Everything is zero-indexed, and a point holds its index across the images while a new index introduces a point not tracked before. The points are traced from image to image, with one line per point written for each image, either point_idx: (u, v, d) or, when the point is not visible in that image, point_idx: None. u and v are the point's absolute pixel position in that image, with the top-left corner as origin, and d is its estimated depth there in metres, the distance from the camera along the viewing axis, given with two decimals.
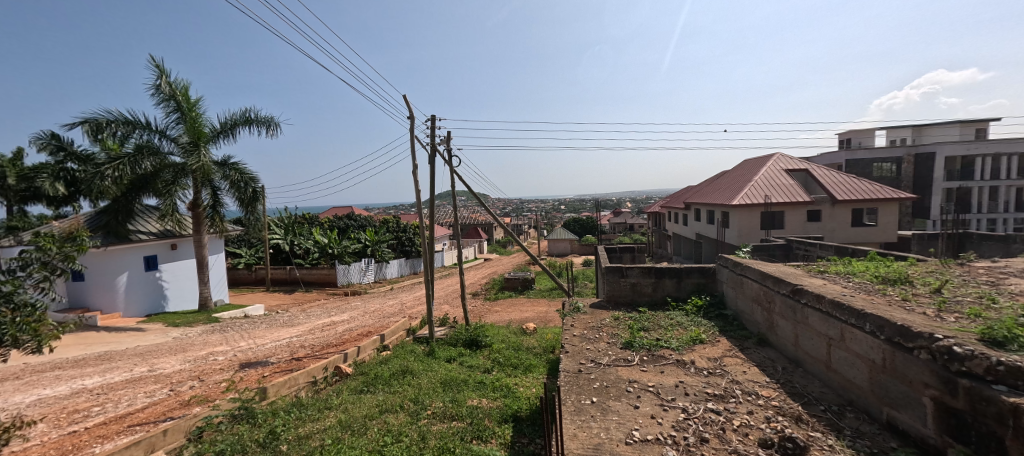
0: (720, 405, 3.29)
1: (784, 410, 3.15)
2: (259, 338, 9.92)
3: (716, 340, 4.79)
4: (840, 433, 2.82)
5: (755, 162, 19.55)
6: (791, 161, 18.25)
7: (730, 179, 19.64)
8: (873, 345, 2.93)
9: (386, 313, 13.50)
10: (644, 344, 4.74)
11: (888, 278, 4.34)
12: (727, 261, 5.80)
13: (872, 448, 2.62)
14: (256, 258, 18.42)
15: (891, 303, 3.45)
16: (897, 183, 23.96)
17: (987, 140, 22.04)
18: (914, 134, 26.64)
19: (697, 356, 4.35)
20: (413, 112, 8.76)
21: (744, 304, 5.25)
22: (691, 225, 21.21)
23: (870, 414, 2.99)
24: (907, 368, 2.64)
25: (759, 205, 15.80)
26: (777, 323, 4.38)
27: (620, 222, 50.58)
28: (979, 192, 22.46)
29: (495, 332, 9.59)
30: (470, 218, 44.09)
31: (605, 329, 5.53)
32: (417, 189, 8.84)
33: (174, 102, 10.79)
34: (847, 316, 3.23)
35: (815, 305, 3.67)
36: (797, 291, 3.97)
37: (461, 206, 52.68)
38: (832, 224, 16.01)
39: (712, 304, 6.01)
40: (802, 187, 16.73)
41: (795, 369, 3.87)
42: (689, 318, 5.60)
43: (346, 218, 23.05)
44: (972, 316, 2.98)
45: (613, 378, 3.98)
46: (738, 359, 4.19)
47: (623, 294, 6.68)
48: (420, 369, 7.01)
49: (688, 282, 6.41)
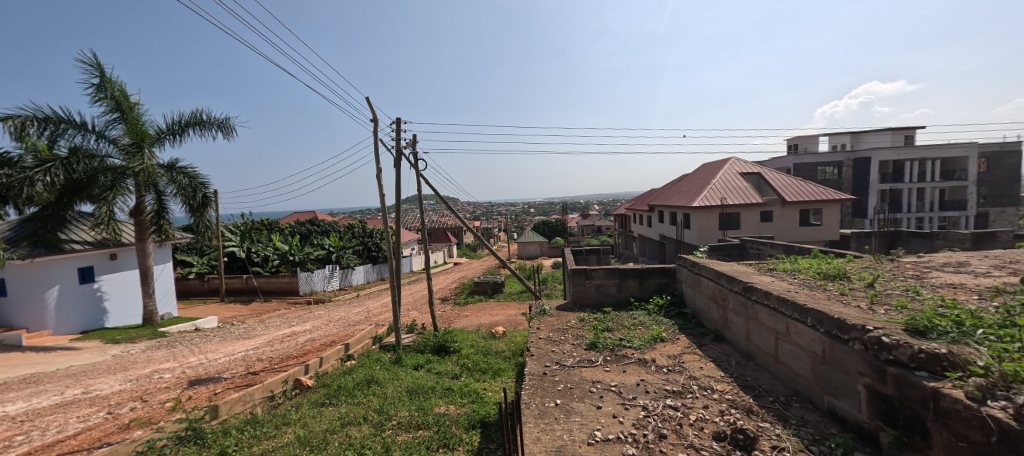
0: (678, 401, 3.40)
1: (736, 403, 3.30)
2: (211, 353, 9.30)
3: (676, 338, 4.96)
4: (786, 422, 2.98)
5: (713, 165, 20.51)
6: (746, 165, 19.26)
7: (690, 182, 20.51)
8: (815, 339, 3.12)
9: (351, 321, 13.03)
10: (608, 345, 4.83)
11: (828, 274, 4.65)
12: (686, 261, 6.00)
13: (814, 435, 2.80)
14: (208, 266, 17.35)
15: (830, 298, 3.70)
16: (839, 186, 25.92)
17: (915, 146, 24.15)
18: (852, 140, 28.86)
19: (658, 355, 4.48)
20: (377, 115, 8.59)
21: (701, 302, 5.46)
22: (655, 226, 21.94)
23: (813, 403, 3.18)
24: (844, 358, 2.82)
25: (717, 207, 16.58)
26: (731, 320, 4.57)
27: (589, 224, 51.58)
28: (909, 193, 24.54)
29: (464, 337, 9.47)
30: (439, 222, 43.53)
31: (571, 331, 5.59)
32: (383, 193, 8.65)
33: (113, 100, 9.98)
34: (792, 311, 3.43)
35: (764, 301, 3.87)
36: (748, 288, 4.17)
37: (430, 210, 51.99)
38: (783, 223, 17.03)
39: (672, 303, 6.22)
40: (756, 190, 17.71)
41: (748, 363, 4.06)
42: (651, 317, 5.76)
43: (309, 224, 22.17)
44: (898, 308, 3.25)
45: (577, 379, 4.03)
46: (696, 356, 4.36)
47: (588, 295, 6.79)
48: (386, 378, 6.80)
49: (650, 283, 6.61)
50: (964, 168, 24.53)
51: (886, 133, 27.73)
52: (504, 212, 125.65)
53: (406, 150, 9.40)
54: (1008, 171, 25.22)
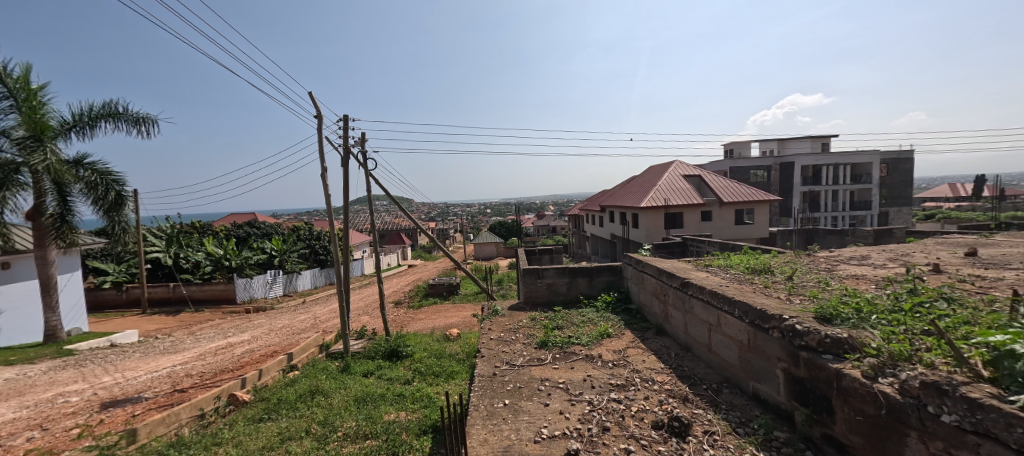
0: (621, 394, 3.53)
1: (673, 393, 3.49)
2: (129, 371, 8.35)
3: (621, 333, 5.16)
4: (717, 407, 3.20)
5: (658, 168, 21.63)
6: (688, 168, 20.48)
7: (638, 183, 21.49)
8: (741, 329, 3.37)
9: (295, 329, 12.25)
10: (557, 343, 4.93)
11: (755, 269, 5.04)
12: (630, 259, 6.26)
13: (741, 418, 3.03)
14: (127, 275, 15.57)
15: (756, 290, 4.02)
16: (768, 188, 28.51)
17: (830, 153, 27.01)
18: (779, 146, 31.71)
19: (604, 350, 4.63)
20: (321, 111, 8.18)
21: (645, 298, 5.72)
22: (606, 226, 22.72)
23: (740, 388, 3.44)
24: (766, 346, 3.08)
25: (662, 207, 17.51)
26: (671, 314, 4.83)
27: (544, 224, 52.46)
28: (826, 195, 27.37)
29: (417, 341, 9.23)
30: (392, 224, 42.19)
31: (522, 330, 5.64)
32: (328, 194, 8.21)
33: (3, 87, 8.68)
34: (722, 304, 3.69)
35: (699, 295, 4.13)
36: (686, 283, 4.43)
37: (383, 211, 50.25)
38: (720, 222, 18.31)
39: (619, 300, 6.46)
40: (696, 191, 18.91)
41: (685, 354, 4.31)
42: (599, 314, 5.96)
43: (247, 227, 20.60)
44: (811, 297, 3.61)
45: (526, 378, 4.07)
46: (639, 350, 4.56)
47: (540, 294, 6.89)
48: (332, 387, 6.46)
49: (599, 280, 6.82)
50: (869, 172, 27.79)
51: (806, 140, 30.72)
52: (460, 213, 124.40)
53: (354, 148, 8.98)
54: (903, 176, 28.92)
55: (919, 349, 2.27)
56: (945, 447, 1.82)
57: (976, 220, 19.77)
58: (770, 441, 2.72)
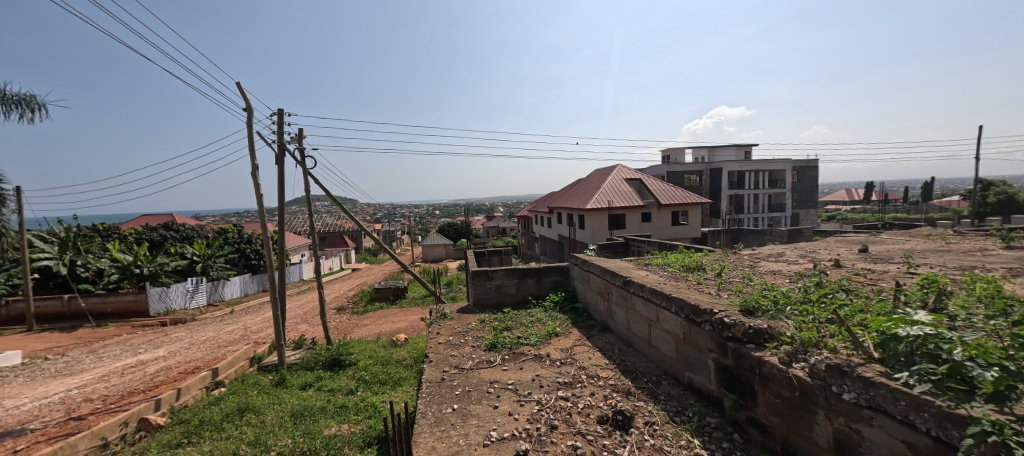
0: (568, 392, 3.61)
1: (617, 387, 3.63)
2: (9, 400, 7.10)
3: (569, 331, 5.29)
4: (656, 399, 3.38)
5: (602, 171, 22.55)
6: (629, 172, 21.56)
7: (584, 186, 22.25)
8: (678, 323, 3.59)
9: (221, 341, 11.15)
10: (507, 344, 4.94)
11: (690, 267, 5.41)
12: (577, 260, 6.44)
13: (677, 407, 3.22)
14: (6, 287, 13.26)
15: (690, 287, 4.31)
16: (700, 192, 30.95)
17: (751, 160, 29.86)
18: (708, 153, 34.47)
19: (553, 349, 4.72)
20: (251, 103, 7.51)
21: (590, 296, 5.92)
22: (554, 227, 23.26)
23: (677, 379, 3.66)
24: (699, 339, 3.30)
25: (606, 209, 18.29)
26: (615, 311, 5.03)
27: (494, 225, 52.64)
28: (748, 198, 30.19)
29: (361, 348, 8.81)
30: (334, 225, 39.98)
31: (471, 333, 5.58)
32: (260, 194, 7.58)
33: None
34: (661, 300, 3.90)
35: (640, 292, 4.34)
36: (628, 282, 4.64)
37: (323, 213, 47.44)
38: (658, 223, 19.49)
39: (566, 299, 6.62)
40: (637, 194, 19.97)
41: (628, 350, 4.51)
42: (547, 314, 6.07)
43: (163, 229, 18.43)
44: (736, 291, 3.95)
45: (475, 381, 4.03)
46: (585, 347, 4.69)
47: (489, 296, 6.87)
48: (265, 403, 5.96)
49: (547, 281, 6.94)
50: (783, 179, 31.09)
51: (732, 148, 33.69)
52: (407, 214, 120.84)
53: (290, 145, 8.38)
54: (810, 182, 32.71)
55: (825, 336, 2.55)
56: (846, 421, 2.06)
57: (867, 221, 22.88)
58: (703, 427, 2.92)
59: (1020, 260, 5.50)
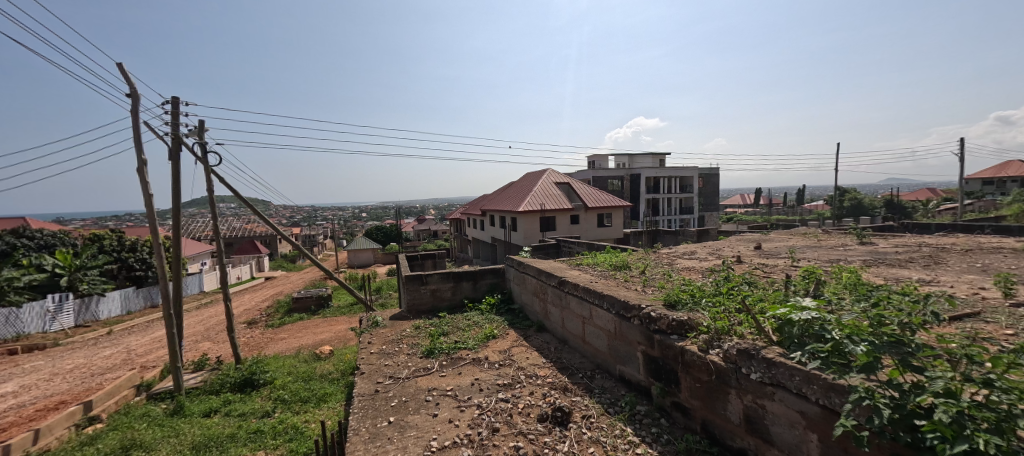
0: (508, 393, 3.63)
1: (555, 385, 3.74)
2: None
3: (506, 333, 5.33)
4: (591, 393, 3.54)
5: (533, 175, 23.17)
6: (559, 176, 22.41)
7: (516, 189, 22.66)
8: (609, 319, 3.80)
9: (95, 368, 9.36)
10: (444, 349, 4.83)
11: (617, 265, 5.77)
12: (512, 261, 6.52)
13: (610, 399, 3.41)
14: None
15: (620, 284, 4.60)
16: (622, 195, 33.26)
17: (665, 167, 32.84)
18: (629, 160, 37.19)
19: (490, 352, 4.71)
20: (135, 88, 6.45)
21: (526, 297, 6.03)
22: (487, 230, 23.33)
23: (609, 372, 3.87)
24: (629, 332, 3.52)
25: (537, 212, 18.84)
26: (550, 311, 5.18)
27: (425, 229, 51.30)
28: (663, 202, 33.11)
29: (279, 365, 7.99)
30: (243, 230, 35.89)
31: (405, 340, 5.36)
32: (150, 193, 6.54)
33: None
34: (594, 298, 4.09)
35: (574, 291, 4.52)
36: (562, 282, 4.80)
37: (229, 216, 42.39)
38: (586, 225, 20.54)
39: (502, 301, 6.66)
40: (566, 197, 20.85)
41: (563, 347, 4.66)
42: (484, 316, 6.05)
43: (10, 236, 14.99)
44: (659, 287, 4.30)
45: (412, 391, 3.87)
46: (522, 347, 4.76)
47: (423, 302, 6.68)
48: (158, 437, 5.12)
49: (482, 283, 6.92)
50: (691, 184, 34.65)
51: (649, 156, 36.69)
52: (330, 217, 112.70)
53: (188, 138, 7.36)
54: (713, 188, 36.86)
55: (734, 324, 2.87)
56: (754, 398, 2.34)
57: (757, 221, 26.42)
58: (635, 415, 3.12)
59: (870, 253, 6.71)
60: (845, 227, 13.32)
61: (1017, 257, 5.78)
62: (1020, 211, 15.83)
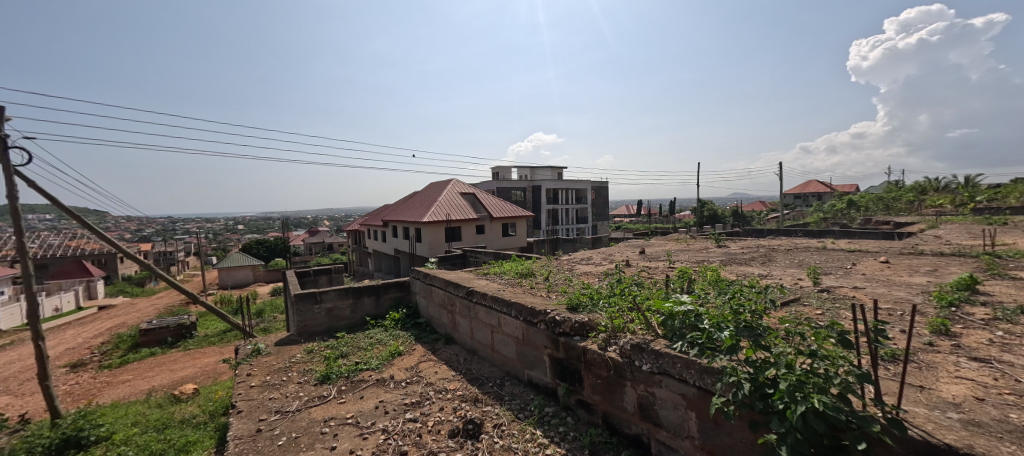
0: (417, 412, 3.46)
1: (465, 397, 3.67)
2: None
3: (412, 349, 5.08)
4: (502, 401, 3.56)
5: (438, 185, 22.81)
6: (463, 186, 22.40)
7: (420, 199, 22.04)
8: (517, 326, 3.89)
9: None
10: (342, 373, 4.41)
11: (523, 273, 5.94)
12: (418, 273, 6.26)
13: (520, 404, 3.47)
14: None
15: (527, 292, 4.73)
16: (524, 206, 34.66)
17: (563, 180, 35.23)
18: (530, 173, 39.01)
19: (396, 370, 4.44)
20: None
21: (433, 310, 5.84)
22: (390, 241, 22.18)
23: (518, 377, 3.94)
24: (535, 337, 3.65)
25: (442, 222, 18.60)
26: (458, 322, 5.09)
27: (317, 241, 46.64)
28: (562, 212, 35.38)
29: (118, 415, 6.38)
30: (66, 247, 28.31)
31: (296, 368, 4.76)
32: None
33: None
34: (502, 307, 4.14)
35: (482, 301, 4.52)
36: (470, 292, 4.76)
37: (42, 231, 33.00)
38: (491, 235, 20.88)
39: (408, 315, 6.33)
40: (471, 207, 20.95)
41: (473, 358, 4.61)
42: (388, 333, 5.69)
43: None
44: (563, 292, 4.54)
45: (305, 424, 3.44)
46: (430, 362, 4.59)
47: (317, 322, 6.04)
48: None
49: (386, 298, 6.49)
50: (585, 196, 37.69)
51: (548, 169, 38.97)
52: (193, 230, 95.45)
53: None
54: (603, 199, 40.63)
55: (626, 321, 3.15)
56: (645, 387, 2.61)
57: (641, 229, 29.81)
58: (544, 417, 3.22)
59: (726, 255, 8.04)
60: (706, 233, 15.84)
61: (818, 255, 7.53)
62: (818, 218, 20.67)
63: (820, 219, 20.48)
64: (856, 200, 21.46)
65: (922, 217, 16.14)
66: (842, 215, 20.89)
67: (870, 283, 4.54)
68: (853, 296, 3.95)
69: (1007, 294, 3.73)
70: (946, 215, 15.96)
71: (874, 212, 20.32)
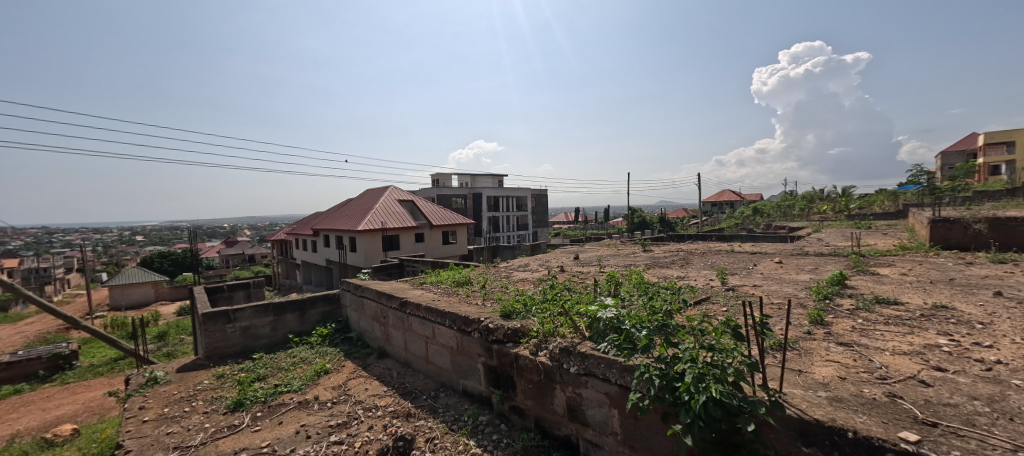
0: (344, 433, 3.26)
1: (397, 413, 3.53)
2: None
3: (340, 365, 4.78)
4: (435, 413, 3.48)
5: (374, 192, 21.87)
6: (401, 193, 21.71)
7: (354, 206, 20.96)
8: (451, 335, 3.84)
9: None
10: (258, 397, 4.02)
11: (459, 281, 5.89)
12: (349, 285, 5.93)
13: (454, 415, 3.41)
14: None
15: (463, 301, 4.67)
16: (465, 213, 34.44)
17: (503, 188, 35.61)
18: (471, 180, 38.91)
19: (321, 390, 4.15)
20: None
21: (365, 323, 5.55)
22: (320, 251, 20.77)
23: (453, 388, 3.87)
24: (469, 346, 3.63)
25: (379, 230, 17.87)
26: (391, 334, 4.90)
27: (235, 252, 42.23)
28: (502, 219, 35.69)
29: None
30: None
31: (202, 396, 4.25)
32: None
33: None
34: (436, 317, 4.06)
35: (416, 312, 4.39)
36: (404, 303, 4.61)
37: None
38: (431, 243, 20.42)
39: (336, 330, 5.94)
40: (410, 214, 20.33)
41: (406, 372, 4.44)
42: (313, 351, 5.30)
43: None
44: (498, 299, 4.56)
45: None
46: (361, 379, 4.36)
47: (229, 343, 5.46)
48: None
49: (312, 313, 6.05)
50: (525, 203, 38.40)
51: (489, 177, 39.19)
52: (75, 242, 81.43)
53: None
54: (542, 207, 41.73)
55: (557, 325, 3.23)
56: (573, 389, 2.70)
57: (578, 235, 31.05)
58: (478, 426, 3.20)
59: (653, 259, 8.62)
60: (636, 239, 16.87)
61: (729, 257, 8.36)
62: (731, 224, 23.04)
63: (732, 225, 22.82)
64: (760, 208, 24.30)
65: (811, 222, 18.67)
66: (750, 221, 23.47)
67: (767, 281, 5.15)
68: (752, 293, 4.47)
69: (866, 288, 4.45)
70: (828, 220, 18.63)
71: (774, 218, 23.13)
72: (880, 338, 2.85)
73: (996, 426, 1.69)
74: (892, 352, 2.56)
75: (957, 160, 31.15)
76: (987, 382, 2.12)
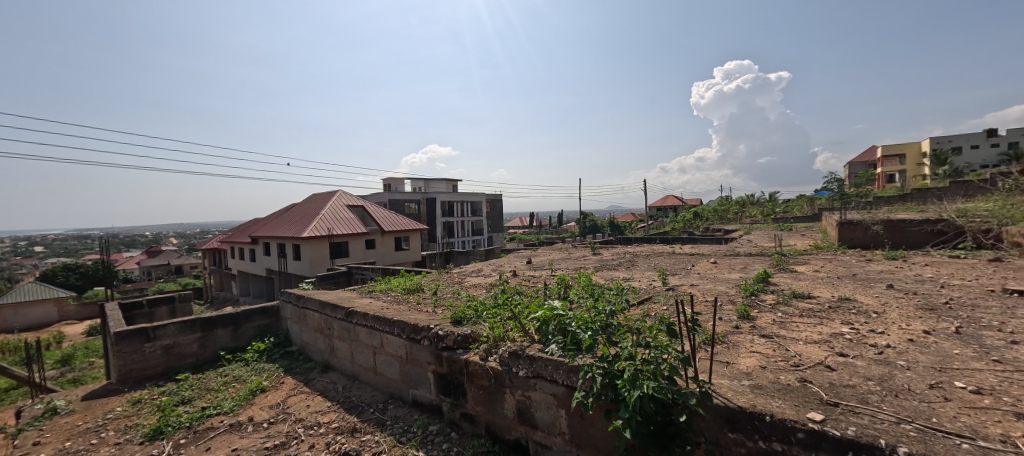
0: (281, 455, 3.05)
1: (341, 429, 3.36)
2: None
3: (280, 382, 4.48)
4: (383, 426, 3.35)
5: (321, 197, 20.80)
6: (350, 198, 20.83)
7: (299, 212, 19.79)
8: (400, 344, 3.73)
9: None
10: (182, 422, 3.66)
11: (410, 289, 5.75)
12: (289, 296, 5.58)
13: (403, 427, 3.31)
14: None
15: (413, 308, 4.56)
16: (418, 218, 33.70)
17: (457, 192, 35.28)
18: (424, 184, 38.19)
19: (257, 409, 3.86)
20: None
21: (307, 336, 5.24)
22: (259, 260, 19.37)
23: (402, 399, 3.76)
24: (419, 354, 3.55)
25: (325, 237, 17.01)
26: (337, 346, 4.67)
27: (158, 263, 38.07)
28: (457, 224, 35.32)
29: None
30: None
31: (115, 425, 3.80)
32: None
33: None
34: (384, 326, 3.93)
35: (363, 322, 4.22)
36: (350, 313, 4.42)
37: None
38: (383, 249, 19.70)
39: (276, 345, 5.55)
40: (360, 220, 19.52)
41: (352, 385, 4.25)
42: (249, 368, 4.92)
43: None
44: (449, 306, 4.50)
45: None
46: (302, 395, 4.11)
47: (148, 364, 4.92)
48: None
49: (248, 327, 5.61)
50: (480, 208, 38.31)
51: (443, 182, 38.71)
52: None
53: None
54: (497, 212, 41.82)
55: (507, 330, 3.25)
56: (522, 392, 2.73)
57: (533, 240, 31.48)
58: (427, 436, 3.13)
59: (603, 261, 8.94)
60: (587, 242, 17.41)
61: (672, 258, 8.88)
62: (674, 228, 24.52)
63: (675, 228, 24.28)
64: (699, 212, 26.08)
65: (742, 225, 20.36)
66: (691, 224, 25.09)
67: (704, 281, 5.54)
68: (690, 292, 4.77)
69: (786, 284, 4.93)
70: (757, 223, 20.41)
71: (711, 221, 24.90)
72: (796, 329, 3.17)
73: (884, 402, 1.94)
74: (805, 342, 2.85)
75: (860, 169, 35.43)
76: (879, 364, 2.43)
